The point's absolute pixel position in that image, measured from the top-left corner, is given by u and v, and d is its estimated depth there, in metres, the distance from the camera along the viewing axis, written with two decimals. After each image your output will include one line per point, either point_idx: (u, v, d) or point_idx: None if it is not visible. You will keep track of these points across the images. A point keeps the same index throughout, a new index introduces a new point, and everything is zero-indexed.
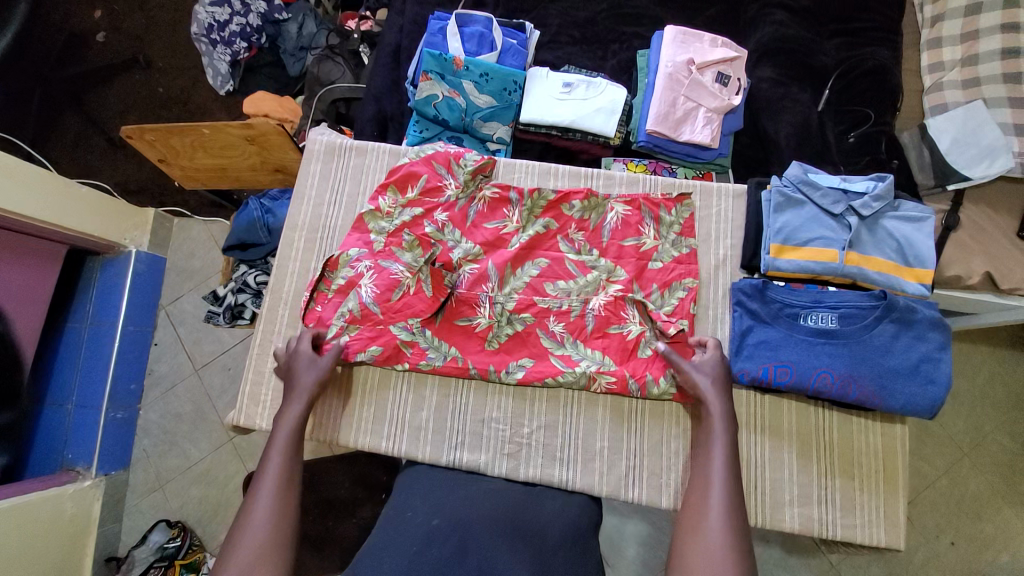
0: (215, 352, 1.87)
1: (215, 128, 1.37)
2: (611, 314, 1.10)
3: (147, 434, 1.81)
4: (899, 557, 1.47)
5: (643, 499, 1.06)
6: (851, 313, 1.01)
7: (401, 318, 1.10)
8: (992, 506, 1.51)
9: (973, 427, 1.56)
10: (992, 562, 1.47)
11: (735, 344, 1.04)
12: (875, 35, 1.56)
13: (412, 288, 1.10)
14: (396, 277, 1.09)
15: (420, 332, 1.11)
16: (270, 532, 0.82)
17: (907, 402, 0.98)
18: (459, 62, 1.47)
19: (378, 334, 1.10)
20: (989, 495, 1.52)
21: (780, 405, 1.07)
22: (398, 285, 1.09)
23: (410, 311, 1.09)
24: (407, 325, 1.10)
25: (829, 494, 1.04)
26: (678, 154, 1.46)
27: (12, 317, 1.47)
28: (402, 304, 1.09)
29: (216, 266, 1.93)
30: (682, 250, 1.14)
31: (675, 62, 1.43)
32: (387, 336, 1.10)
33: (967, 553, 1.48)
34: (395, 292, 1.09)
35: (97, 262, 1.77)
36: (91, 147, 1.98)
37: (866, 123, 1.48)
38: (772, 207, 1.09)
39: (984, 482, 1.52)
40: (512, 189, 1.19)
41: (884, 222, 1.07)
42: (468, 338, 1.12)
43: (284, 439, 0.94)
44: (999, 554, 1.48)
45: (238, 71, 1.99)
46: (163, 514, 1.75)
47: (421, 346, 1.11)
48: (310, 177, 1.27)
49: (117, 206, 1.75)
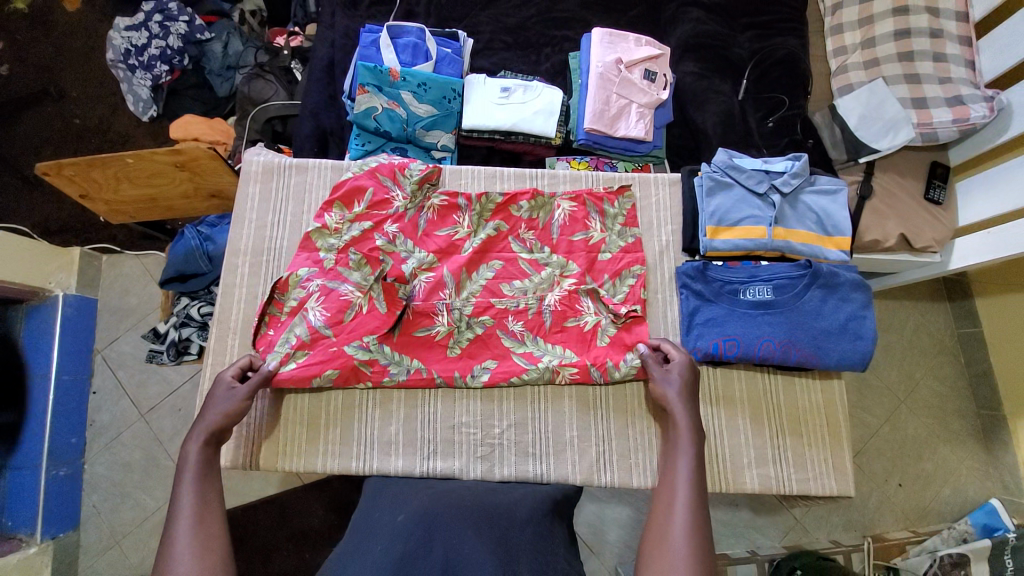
0: (163, 393, 1.77)
1: (141, 157, 1.31)
2: (567, 307, 1.13)
3: (94, 491, 1.69)
4: (855, 504, 1.60)
5: (616, 482, 1.10)
6: (784, 283, 1.08)
7: (357, 337, 1.09)
8: (928, 444, 1.66)
9: (906, 375, 1.71)
10: (934, 496, 1.62)
11: (684, 324, 1.10)
12: (784, 26, 1.69)
13: (364, 307, 1.09)
14: (346, 297, 1.09)
15: (377, 349, 1.10)
16: (196, 562, 0.80)
17: (841, 358, 1.07)
18: (396, 74, 1.48)
19: (330, 357, 1.07)
20: (925, 434, 1.67)
21: (731, 375, 1.14)
22: (350, 306, 1.09)
23: (365, 329, 1.08)
24: (363, 345, 1.09)
25: (783, 452, 1.12)
26: (617, 149, 1.52)
27: None
28: (356, 324, 1.09)
29: (155, 302, 1.83)
30: (628, 240, 1.19)
31: (604, 62, 1.50)
32: (343, 357, 1.08)
33: (911, 490, 1.62)
34: (347, 313, 1.08)
35: (20, 311, 1.63)
36: (3, 188, 1.85)
37: (782, 108, 1.61)
38: (704, 192, 1.16)
39: (920, 425, 1.67)
40: (460, 195, 1.21)
41: (803, 198, 1.16)
42: (430, 348, 1.13)
43: (193, 471, 0.90)
44: (937, 486, 1.63)
45: (161, 95, 1.91)
46: (123, 572, 1.64)
47: (381, 363, 1.10)
48: (249, 200, 1.23)
49: (37, 248, 1.62)
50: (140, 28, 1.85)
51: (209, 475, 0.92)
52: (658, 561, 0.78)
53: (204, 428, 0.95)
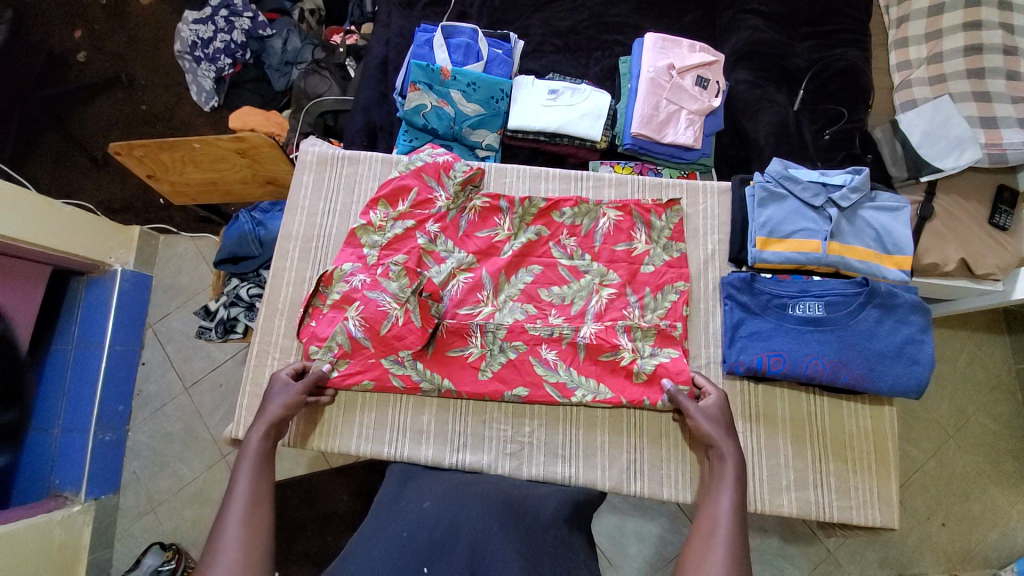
0: (204, 370, 1.84)
1: (206, 142, 1.37)
2: (603, 341, 1.09)
3: (136, 457, 1.78)
4: (893, 540, 1.52)
5: (645, 492, 1.07)
6: (837, 300, 1.04)
7: (394, 351, 1.08)
8: (978, 484, 1.56)
9: (957, 409, 1.61)
10: (981, 540, 1.52)
11: (727, 336, 1.07)
12: (845, 37, 1.63)
13: (401, 319, 1.06)
14: (384, 309, 1.06)
15: (411, 365, 1.10)
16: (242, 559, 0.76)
17: (894, 383, 1.02)
18: (447, 73, 1.51)
19: (367, 368, 1.09)
20: (975, 474, 1.57)
21: (773, 393, 1.10)
22: (387, 317, 1.06)
23: (402, 343, 1.07)
24: (399, 359, 1.10)
25: (824, 477, 1.08)
26: (663, 156, 1.50)
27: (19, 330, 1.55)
28: (393, 336, 1.07)
29: (204, 282, 1.91)
30: (673, 255, 1.16)
31: (656, 67, 1.48)
32: (378, 370, 1.09)
33: (956, 531, 1.53)
34: (384, 325, 1.06)
35: (82, 281, 1.74)
36: (74, 166, 1.97)
37: (839, 121, 1.56)
38: (756, 202, 1.12)
39: (970, 463, 1.57)
40: (502, 197, 1.21)
41: (861, 213, 1.11)
42: (463, 369, 1.11)
43: (252, 461, 0.91)
44: (986, 529, 1.53)
45: (223, 87, 2.01)
46: (156, 538, 1.71)
47: (413, 379, 1.10)
48: (303, 187, 1.27)
49: (100, 224, 1.72)
50: (207, 22, 1.94)
51: (267, 469, 0.91)
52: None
53: (265, 420, 0.96)
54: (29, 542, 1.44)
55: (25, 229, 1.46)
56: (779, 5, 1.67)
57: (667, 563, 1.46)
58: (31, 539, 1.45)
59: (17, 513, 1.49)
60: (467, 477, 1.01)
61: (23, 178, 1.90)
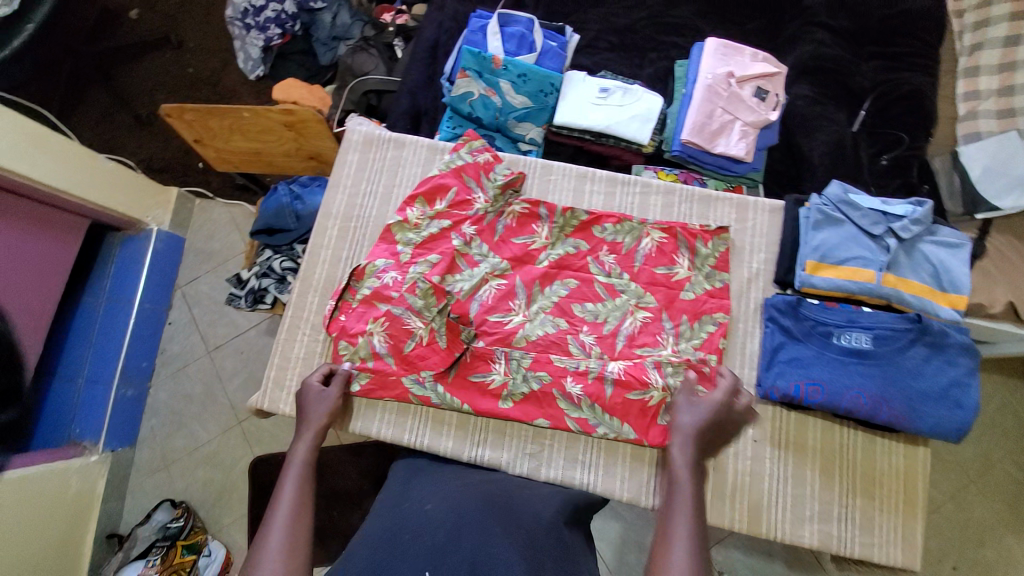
0: (228, 335, 1.87)
1: (256, 112, 1.37)
2: (633, 378, 1.05)
3: (153, 414, 1.83)
4: None
5: (664, 508, 1.05)
6: (886, 334, 1.00)
7: (415, 371, 1.09)
8: (993, 531, 1.50)
9: (983, 453, 1.56)
10: None
11: (765, 359, 1.03)
12: (913, 61, 1.57)
13: (425, 339, 1.08)
14: (409, 328, 1.08)
15: (431, 388, 1.10)
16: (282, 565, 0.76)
17: (934, 426, 0.98)
18: (499, 62, 1.49)
19: (388, 386, 1.09)
20: (994, 521, 1.51)
21: (806, 421, 1.07)
22: (411, 336, 1.08)
23: (424, 364, 1.08)
24: (419, 379, 1.10)
25: (849, 512, 1.05)
26: (711, 166, 1.46)
27: (14, 312, 1.43)
28: (415, 356, 1.09)
29: (236, 249, 1.94)
30: (715, 284, 1.11)
31: (715, 74, 1.44)
32: (399, 389, 1.09)
33: None
34: (407, 344, 1.08)
35: (117, 238, 1.78)
36: (117, 124, 2.01)
37: (899, 146, 1.51)
38: (810, 224, 1.08)
39: (991, 510, 1.52)
40: (542, 205, 1.17)
41: (921, 247, 1.07)
42: (482, 395, 1.09)
43: (297, 472, 0.90)
44: None
45: (269, 57, 2.02)
46: (167, 495, 1.76)
47: (433, 400, 1.09)
48: (346, 166, 1.26)
49: (140, 183, 1.76)
50: None
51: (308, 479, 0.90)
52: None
53: (316, 426, 0.99)
54: (45, 489, 1.47)
55: (70, 181, 1.50)
56: (848, 22, 1.62)
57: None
58: (47, 484, 1.48)
59: (36, 458, 1.52)
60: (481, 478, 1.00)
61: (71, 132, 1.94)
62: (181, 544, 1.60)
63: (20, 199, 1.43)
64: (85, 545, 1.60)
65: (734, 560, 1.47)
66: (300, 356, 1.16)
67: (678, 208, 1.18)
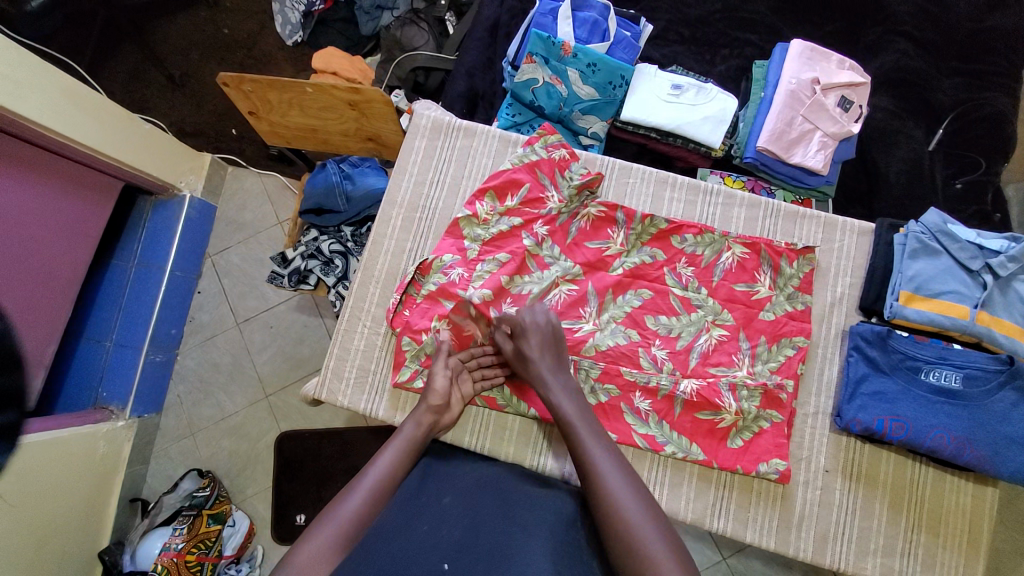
0: (258, 308, 1.82)
1: (320, 88, 1.34)
2: (705, 399, 1.02)
3: (181, 380, 1.78)
4: None
5: (727, 531, 1.03)
6: (976, 374, 0.98)
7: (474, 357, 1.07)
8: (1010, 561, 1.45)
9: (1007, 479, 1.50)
10: None
11: (847, 390, 1.03)
12: (996, 81, 1.49)
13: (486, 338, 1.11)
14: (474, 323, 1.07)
15: (497, 389, 1.09)
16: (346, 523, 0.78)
17: (1017, 471, 0.94)
18: (568, 49, 1.39)
19: None
20: (1012, 552, 1.43)
21: (880, 455, 1.05)
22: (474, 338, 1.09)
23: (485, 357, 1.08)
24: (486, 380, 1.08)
25: (913, 548, 1.02)
26: (782, 176, 1.40)
27: (14, 316, 1.30)
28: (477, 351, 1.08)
29: (269, 221, 1.87)
30: (796, 306, 1.09)
31: (799, 79, 1.36)
32: None
33: None
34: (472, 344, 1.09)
35: (149, 203, 1.70)
36: (149, 82, 1.89)
37: (975, 170, 1.44)
38: (906, 252, 1.06)
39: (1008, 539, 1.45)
40: (620, 209, 1.12)
41: (1016, 285, 1.02)
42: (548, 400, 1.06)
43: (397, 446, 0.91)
44: None
45: (310, 23, 1.90)
46: (191, 462, 1.73)
47: (497, 401, 1.08)
48: (414, 153, 1.24)
49: (176, 147, 1.68)
50: None
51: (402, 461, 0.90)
52: (615, 528, 0.76)
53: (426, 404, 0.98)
54: (71, 450, 1.43)
55: (104, 141, 1.41)
56: (934, 32, 1.52)
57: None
58: (73, 445, 1.44)
59: (64, 420, 1.47)
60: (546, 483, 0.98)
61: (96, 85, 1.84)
62: (207, 513, 1.57)
63: (50, 154, 1.33)
64: (109, 506, 1.57)
65: (751, 568, 1.45)
66: (360, 348, 1.15)
67: (762, 223, 1.16)
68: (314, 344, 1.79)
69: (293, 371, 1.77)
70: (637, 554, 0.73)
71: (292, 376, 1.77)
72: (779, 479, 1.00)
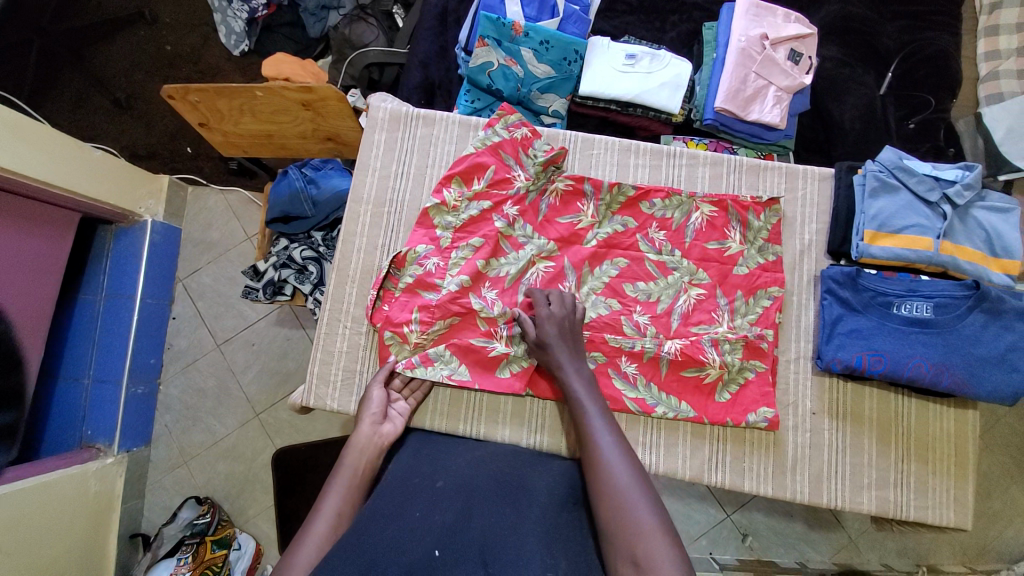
0: (237, 328, 1.78)
1: (271, 91, 1.31)
2: (689, 356, 1.04)
3: (168, 410, 1.74)
4: (919, 538, 1.48)
5: (725, 484, 1.06)
6: (945, 302, 1.02)
7: (448, 342, 1.07)
8: (999, 482, 1.50)
9: (987, 410, 1.53)
10: (997, 536, 1.48)
11: (825, 332, 1.06)
12: (937, 20, 1.53)
13: (460, 320, 1.06)
14: (455, 308, 1.05)
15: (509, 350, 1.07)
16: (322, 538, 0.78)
17: (992, 391, 0.99)
18: (519, 28, 1.37)
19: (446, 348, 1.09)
20: (996, 473, 1.50)
21: (863, 392, 1.08)
22: (456, 316, 1.05)
23: (468, 330, 1.06)
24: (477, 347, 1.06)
25: (905, 477, 1.06)
26: (743, 134, 1.42)
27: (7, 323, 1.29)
28: (457, 326, 1.06)
29: (236, 238, 1.82)
30: (768, 257, 1.12)
31: (748, 36, 1.38)
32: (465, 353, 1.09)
33: (976, 528, 1.48)
34: (448, 321, 1.05)
35: (109, 231, 1.63)
36: (95, 109, 1.82)
37: (926, 109, 1.48)
38: (867, 192, 1.11)
39: (995, 463, 1.51)
40: (587, 181, 1.13)
41: (974, 212, 1.08)
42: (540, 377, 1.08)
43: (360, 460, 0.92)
44: (1002, 526, 1.48)
45: (255, 29, 1.82)
46: (187, 490, 1.69)
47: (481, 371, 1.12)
48: (374, 146, 1.23)
49: (131, 171, 1.60)
50: None
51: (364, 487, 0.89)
52: (609, 510, 0.75)
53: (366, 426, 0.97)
54: (63, 492, 1.38)
55: (55, 172, 1.34)
56: None
57: (692, 541, 1.47)
58: (63, 489, 1.39)
59: (51, 463, 1.43)
60: (543, 457, 0.99)
61: (39, 117, 1.76)
62: (210, 539, 1.53)
63: None
64: (109, 546, 1.54)
65: (755, 521, 1.48)
66: (343, 350, 1.13)
67: (727, 179, 1.19)
68: (299, 356, 1.76)
69: (281, 385, 1.75)
70: (631, 536, 0.70)
71: (280, 390, 1.74)
72: (769, 426, 1.03)
